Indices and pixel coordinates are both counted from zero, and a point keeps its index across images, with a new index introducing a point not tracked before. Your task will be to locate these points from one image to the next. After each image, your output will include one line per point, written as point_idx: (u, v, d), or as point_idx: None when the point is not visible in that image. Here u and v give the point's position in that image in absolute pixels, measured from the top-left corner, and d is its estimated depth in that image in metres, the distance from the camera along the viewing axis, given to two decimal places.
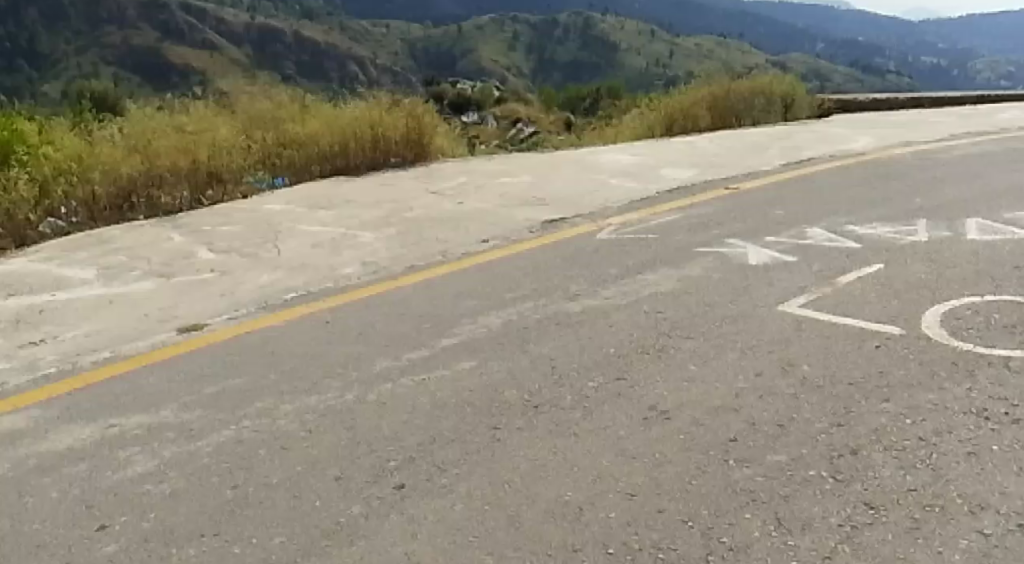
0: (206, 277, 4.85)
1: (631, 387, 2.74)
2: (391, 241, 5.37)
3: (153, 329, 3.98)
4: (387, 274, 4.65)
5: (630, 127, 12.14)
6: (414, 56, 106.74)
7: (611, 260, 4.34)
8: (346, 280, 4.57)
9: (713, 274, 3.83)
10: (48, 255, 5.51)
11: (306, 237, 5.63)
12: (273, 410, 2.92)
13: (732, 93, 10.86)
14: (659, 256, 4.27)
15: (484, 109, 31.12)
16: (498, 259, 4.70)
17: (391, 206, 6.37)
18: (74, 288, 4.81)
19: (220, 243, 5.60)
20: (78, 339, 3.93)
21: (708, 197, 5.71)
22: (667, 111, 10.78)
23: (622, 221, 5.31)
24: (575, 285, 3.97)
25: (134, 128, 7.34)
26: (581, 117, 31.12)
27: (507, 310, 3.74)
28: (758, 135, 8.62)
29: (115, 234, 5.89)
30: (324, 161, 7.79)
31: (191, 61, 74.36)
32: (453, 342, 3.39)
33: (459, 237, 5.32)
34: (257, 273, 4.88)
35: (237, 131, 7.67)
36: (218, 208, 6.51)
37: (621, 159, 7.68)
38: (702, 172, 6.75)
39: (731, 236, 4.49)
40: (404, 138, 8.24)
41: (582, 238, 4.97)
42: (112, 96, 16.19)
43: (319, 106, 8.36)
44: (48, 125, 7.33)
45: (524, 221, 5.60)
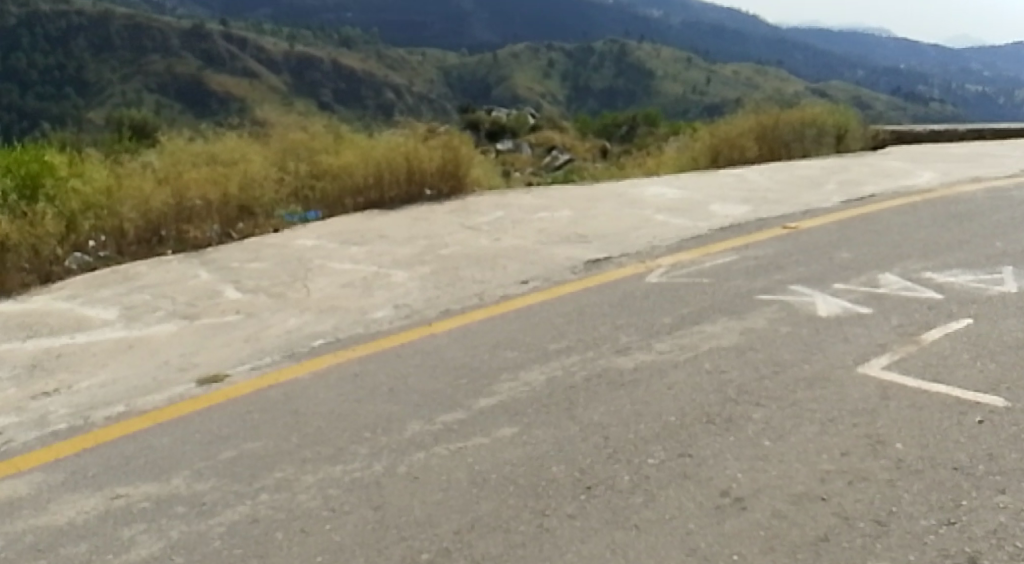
0: (231, 320, 4.61)
1: (699, 469, 2.40)
2: (425, 281, 5.10)
3: (170, 380, 3.72)
4: (420, 318, 4.37)
5: (673, 158, 11.87)
6: (451, 85, 107.61)
7: (664, 307, 4.05)
8: (377, 326, 4.30)
9: (781, 328, 3.55)
10: (72, 292, 5.32)
11: (338, 275, 5.39)
12: (294, 482, 2.62)
13: (781, 123, 10.50)
14: (719, 303, 3.99)
15: (520, 136, 31.02)
16: (541, 303, 4.40)
17: (427, 242, 6.11)
18: (94, 330, 4.58)
19: (248, 281, 5.38)
20: (93, 389, 3.68)
21: (765, 236, 5.38)
22: (712, 142, 10.50)
23: (674, 262, 4.99)
24: (624, 337, 3.67)
25: (167, 161, 7.18)
26: (620, 144, 30.89)
27: (551, 364, 3.43)
28: (811, 168, 8.25)
29: (141, 271, 5.69)
30: (358, 193, 7.57)
31: (232, 89, 75.54)
32: (493, 403, 3.07)
33: (498, 276, 5.04)
34: (284, 315, 4.63)
35: (270, 163, 7.50)
36: (248, 244, 6.31)
37: (668, 193, 7.38)
38: (755, 208, 6.42)
39: (796, 282, 4.23)
40: (440, 170, 7.99)
41: (631, 280, 4.67)
42: (152, 124, 16.30)
43: (355, 137, 8.15)
44: (78, 157, 7.20)
45: (566, 260, 5.30)
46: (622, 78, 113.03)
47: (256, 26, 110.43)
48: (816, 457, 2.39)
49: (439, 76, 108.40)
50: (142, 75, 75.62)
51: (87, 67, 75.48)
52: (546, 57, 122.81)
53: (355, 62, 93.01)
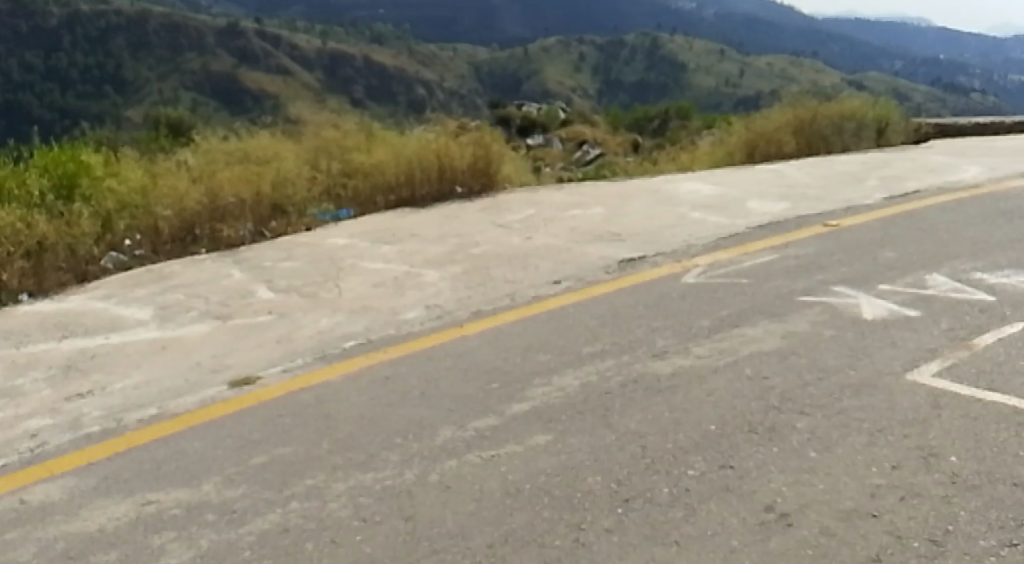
0: (264, 321, 4.59)
1: (741, 482, 2.33)
2: (457, 280, 5.05)
3: (202, 382, 3.69)
4: (452, 319, 4.32)
5: (707, 153, 11.72)
6: (482, 80, 107.59)
7: (701, 308, 3.96)
8: (408, 327, 4.25)
9: (825, 331, 3.49)
10: (107, 292, 5.34)
11: (369, 275, 5.35)
12: (324, 489, 2.57)
13: (820, 117, 10.30)
14: (759, 305, 3.91)
15: (550, 131, 30.87)
16: (575, 304, 4.32)
17: (458, 240, 6.06)
18: (128, 330, 4.58)
19: (281, 281, 5.36)
20: (126, 391, 3.66)
21: (804, 235, 5.25)
22: (748, 137, 10.34)
23: (711, 261, 4.89)
24: (661, 340, 3.59)
25: (199, 160, 7.20)
26: (651, 138, 30.63)
27: (585, 368, 3.36)
28: (851, 163, 8.07)
29: (175, 270, 5.70)
30: (390, 192, 7.53)
31: (266, 86, 76.18)
32: (526, 409, 3.00)
33: (530, 276, 4.97)
34: (316, 315, 4.59)
35: (302, 161, 7.50)
36: (281, 243, 6.31)
37: (703, 189, 7.25)
38: (794, 205, 6.28)
39: (838, 283, 4.15)
40: (471, 168, 7.92)
41: (667, 280, 4.58)
42: (184, 122, 16.42)
43: (386, 135, 8.12)
44: (113, 156, 7.24)
45: (600, 259, 5.22)
46: (654, 72, 112.15)
47: (288, 23, 111.13)
48: (865, 470, 2.33)
49: (470, 71, 108.39)
50: (178, 73, 76.49)
51: (125, 65, 76.49)
52: (578, 51, 122.17)
53: (386, 59, 93.34)
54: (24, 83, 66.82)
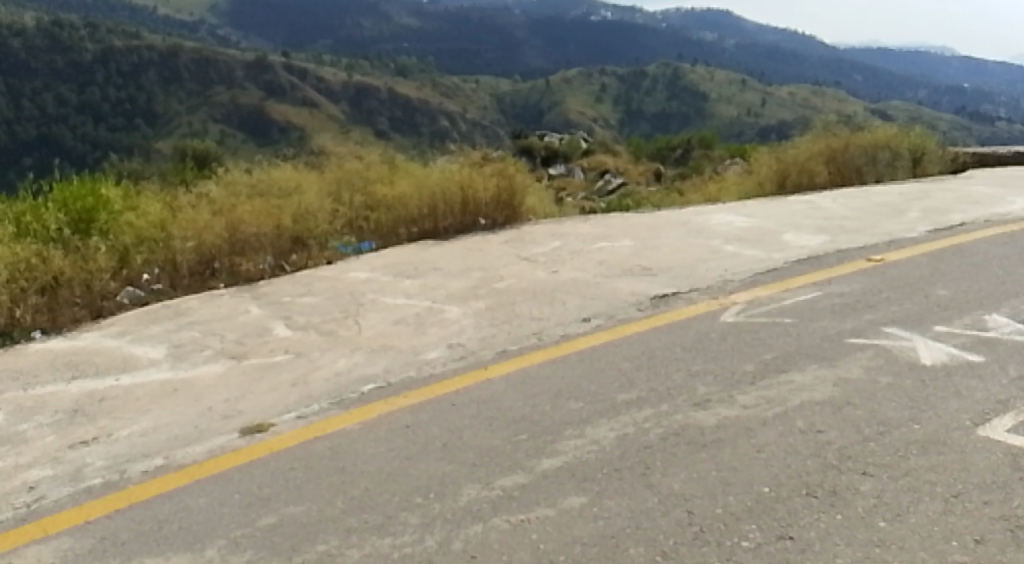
0: (280, 361, 4.39)
1: (803, 557, 2.08)
2: (482, 317, 4.83)
3: (213, 430, 3.48)
4: (477, 359, 4.09)
5: (734, 183, 11.48)
6: (505, 111, 108.10)
7: (744, 351, 3.73)
8: (430, 368, 4.02)
9: (882, 378, 3.28)
10: (120, 329, 5.17)
11: (390, 311, 5.15)
12: (337, 557, 2.34)
13: (853, 147, 10.03)
14: (808, 348, 3.69)
15: (572, 161, 30.70)
16: (606, 344, 4.08)
17: (482, 274, 5.85)
18: (140, 371, 4.39)
19: (299, 317, 5.17)
20: (132, 438, 3.46)
21: (848, 270, 5.00)
22: (780, 167, 10.11)
23: (751, 297, 4.64)
24: (703, 388, 3.36)
25: (220, 193, 7.06)
26: (675, 168, 30.36)
27: (620, 418, 3.13)
28: (889, 194, 7.79)
29: (192, 306, 5.54)
30: (412, 224, 7.33)
31: (293, 117, 76.97)
32: (558, 465, 2.76)
33: (558, 313, 4.73)
34: (334, 355, 4.38)
35: (324, 194, 7.35)
36: (300, 276, 6.13)
37: (735, 221, 7.00)
38: (834, 237, 6.02)
39: (890, 323, 3.94)
40: (495, 200, 7.69)
41: (705, 318, 4.34)
42: (207, 155, 16.39)
43: (409, 166, 7.96)
44: (132, 189, 7.12)
45: (631, 294, 4.98)
46: (676, 101, 112.26)
47: (314, 57, 112.65)
48: (944, 544, 2.09)
49: (493, 102, 109.11)
50: (207, 105, 77.58)
51: (154, 99, 77.72)
52: (600, 82, 122.71)
53: (410, 90, 94.18)
54: (57, 117, 68.16)
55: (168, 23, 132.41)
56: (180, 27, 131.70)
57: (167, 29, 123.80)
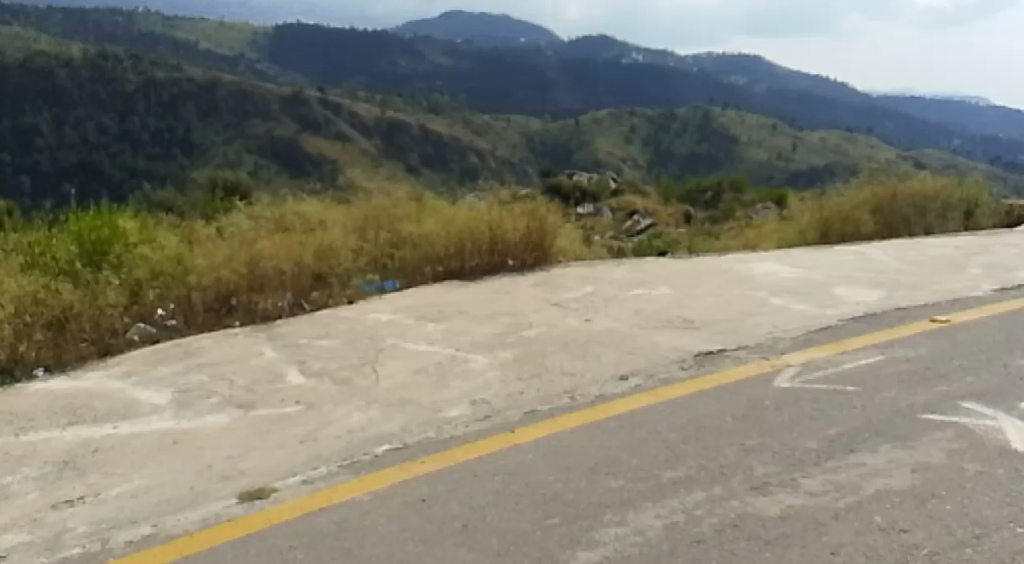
0: (290, 412, 4.03)
1: None
2: (509, 369, 4.46)
3: (209, 492, 3.12)
4: (502, 419, 3.71)
5: (773, 230, 11.08)
6: (535, 149, 108.49)
7: (805, 426, 3.33)
8: (452, 428, 3.63)
9: (970, 466, 2.88)
10: (125, 369, 4.85)
11: (410, 358, 4.80)
12: None
13: (901, 197, 9.59)
14: (877, 425, 3.30)
15: (600, 200, 30.35)
16: (647, 409, 3.69)
17: (509, 320, 5.49)
18: (140, 418, 4.06)
19: (314, 363, 4.83)
20: (122, 499, 3.10)
21: (910, 333, 4.61)
22: (824, 216, 9.70)
23: (806, 359, 4.26)
24: (760, 468, 2.97)
25: (241, 227, 6.81)
26: (705, 210, 29.89)
27: (666, 502, 2.74)
28: (945, 248, 7.35)
29: (204, 346, 5.23)
30: (438, 263, 6.98)
31: (326, 150, 77.68)
32: (595, 560, 2.38)
33: (593, 369, 4.34)
34: (348, 408, 4.03)
35: (349, 233, 7.06)
36: (319, 317, 5.82)
37: (781, 271, 6.61)
38: (890, 293, 5.62)
39: (969, 400, 3.55)
40: (525, 240, 7.29)
41: (756, 382, 3.95)
42: (235, 186, 16.25)
43: (437, 204, 7.67)
44: (150, 220, 6.87)
45: (673, 349, 4.60)
46: (707, 143, 112.03)
47: (348, 92, 114.24)
48: None
49: (524, 140, 109.55)
50: (241, 136, 78.56)
51: (192, 129, 79.00)
52: (630, 121, 122.87)
53: (441, 126, 94.82)
54: (98, 144, 69.48)
55: (208, 57, 135.06)
56: (220, 60, 134.39)
57: (207, 62, 126.47)
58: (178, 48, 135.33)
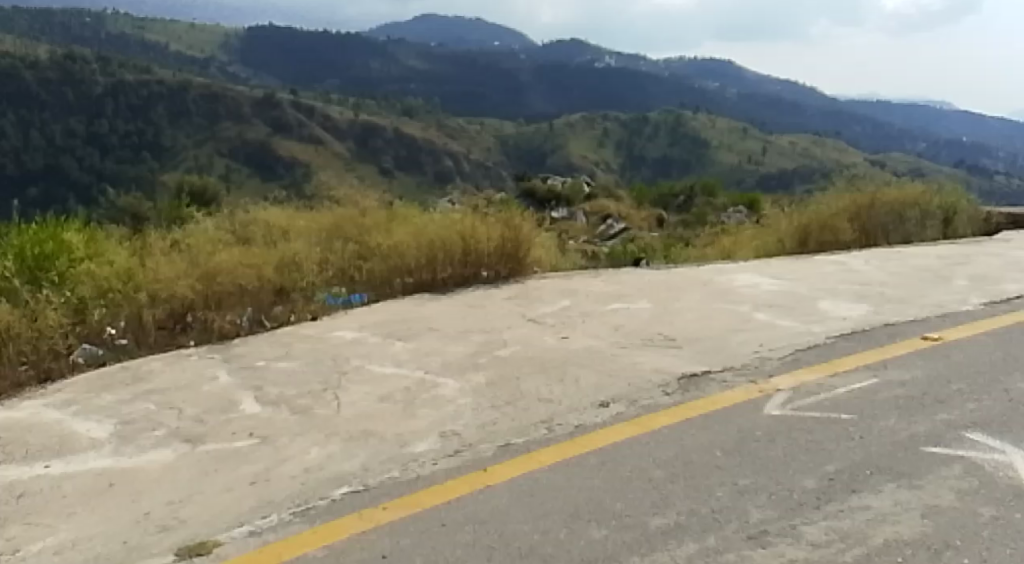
0: (241, 447, 3.71)
1: None
2: (481, 395, 4.16)
3: (144, 547, 2.79)
4: (473, 454, 3.41)
5: (749, 238, 10.87)
6: (508, 152, 108.27)
7: (803, 462, 3.07)
8: (418, 466, 3.33)
9: (985, 510, 2.64)
10: (67, 397, 4.49)
11: (375, 382, 4.48)
12: None
13: (879, 204, 9.43)
14: (878, 461, 3.05)
15: (574, 204, 30.10)
16: (630, 441, 3.40)
17: (482, 338, 5.19)
18: (76, 456, 3.71)
19: (272, 388, 4.50)
20: (42, 558, 2.75)
21: (903, 352, 4.38)
22: (802, 224, 9.50)
23: (797, 382, 4.00)
24: (756, 513, 2.69)
25: (198, 239, 6.44)
26: (678, 214, 29.84)
27: (654, 557, 2.46)
28: (929, 258, 7.15)
29: (153, 370, 4.87)
30: (407, 274, 6.61)
31: (297, 153, 76.87)
32: None
33: (571, 394, 4.05)
34: (307, 442, 3.71)
35: (313, 245, 6.71)
36: (279, 336, 5.47)
37: (762, 283, 6.37)
38: (877, 307, 5.41)
39: (974, 431, 3.31)
40: (499, 251, 6.93)
41: (745, 409, 3.69)
42: (200, 192, 15.73)
43: (407, 214, 7.35)
44: (100, 233, 6.48)
45: (655, 371, 4.33)
46: (678, 147, 112.46)
47: (319, 95, 113.43)
48: None
49: (497, 143, 109.32)
50: (212, 140, 77.51)
51: (162, 132, 77.78)
52: (602, 124, 122.78)
53: (414, 128, 94.23)
54: (65, 147, 68.12)
55: (178, 59, 133.11)
56: (189, 63, 132.70)
57: (176, 64, 124.96)
58: (147, 50, 133.36)
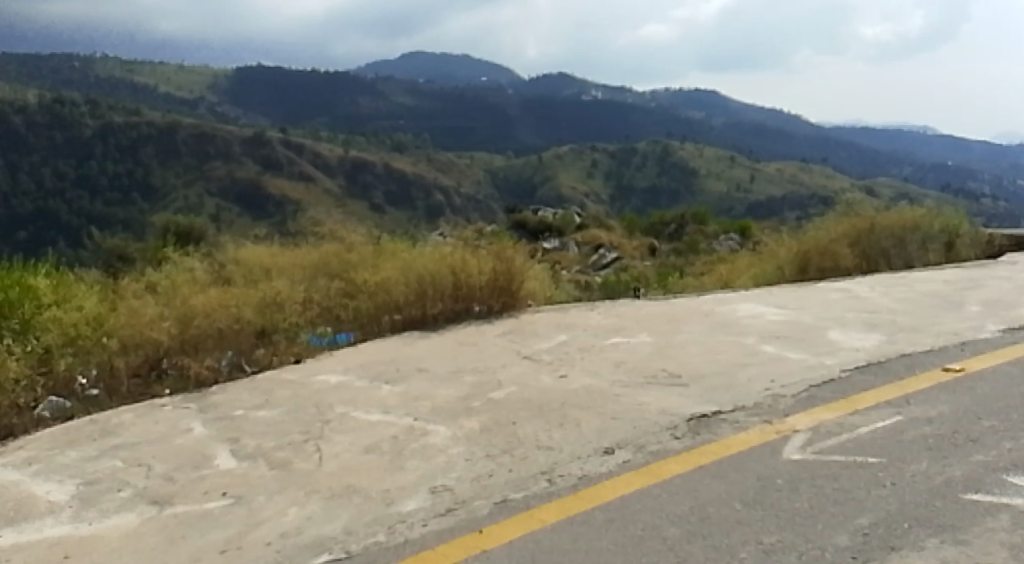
0: (213, 509, 3.39)
1: None
2: (474, 443, 3.85)
3: None
4: (468, 513, 3.10)
5: (746, 266, 10.64)
6: (498, 185, 108.48)
7: (834, 516, 2.77)
8: (408, 528, 3.01)
9: None
10: (27, 455, 4.16)
11: (361, 431, 4.17)
12: None
13: (879, 229, 9.23)
14: (916, 513, 2.75)
15: (565, 235, 29.89)
16: (640, 494, 3.10)
17: (475, 379, 4.89)
18: (32, 523, 3.39)
19: (250, 440, 4.19)
20: None
21: (926, 386, 4.10)
22: (801, 250, 9.27)
23: (816, 422, 3.71)
24: None
25: (174, 281, 6.15)
26: (670, 242, 29.66)
27: None
28: (937, 284, 6.89)
29: (123, 422, 4.54)
30: (396, 311, 6.30)
31: (287, 191, 76.75)
32: None
33: (573, 440, 3.74)
34: (285, 501, 3.39)
35: (296, 284, 6.41)
36: (259, 381, 5.16)
37: (766, 313, 6.09)
38: (890, 337, 5.14)
39: (1015, 475, 3.01)
40: (491, 284, 6.63)
41: (763, 453, 3.39)
42: (185, 232, 15.40)
43: (395, 248, 7.07)
44: (70, 277, 6.19)
45: (662, 412, 4.03)
46: (667, 176, 112.95)
47: (309, 133, 113.63)
48: None
49: (487, 177, 109.57)
50: (201, 179, 77.36)
51: (151, 172, 77.58)
52: (591, 155, 123.24)
53: (403, 164, 94.40)
54: (54, 190, 67.73)
55: (166, 100, 133.27)
56: (178, 104, 133.02)
57: (164, 104, 125.24)
58: (136, 93, 133.46)
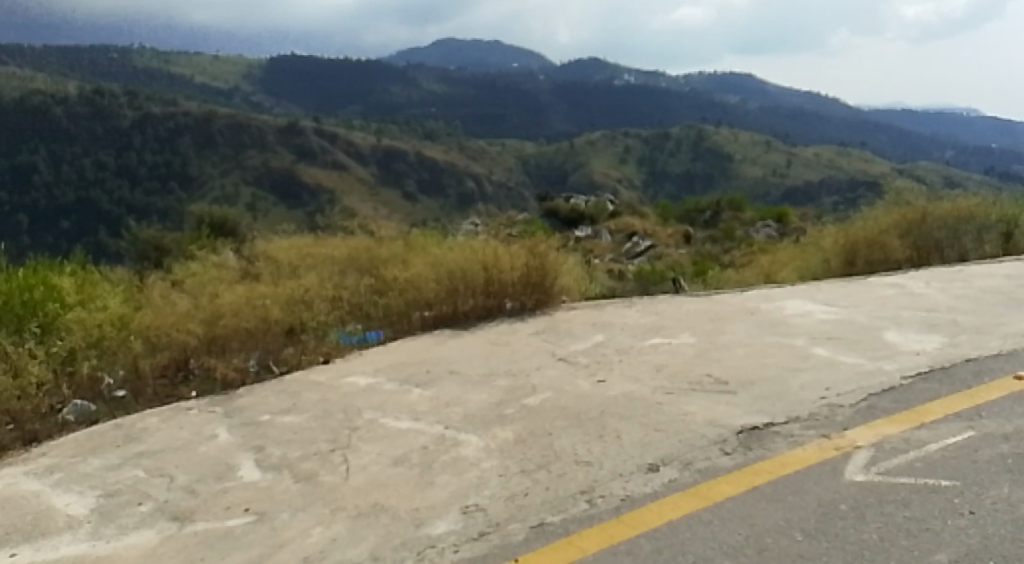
0: (235, 527, 3.20)
1: None
2: (509, 455, 3.62)
3: None
4: (501, 539, 2.87)
5: (788, 258, 10.28)
6: (532, 172, 108.02)
7: (908, 551, 2.49)
8: (439, 555, 2.79)
9: None
10: (48, 463, 4.01)
11: (390, 440, 3.96)
12: None
13: (931, 219, 8.83)
14: (999, 549, 2.47)
15: (598, 222, 29.49)
16: (690, 520, 2.84)
17: (509, 383, 4.66)
18: (48, 540, 3.23)
19: (275, 449, 4.00)
20: None
21: (996, 397, 3.78)
22: (848, 241, 8.90)
23: (880, 437, 3.42)
24: None
25: (199, 281, 6.00)
26: (706, 229, 29.16)
27: None
28: (998, 279, 6.52)
29: (147, 427, 4.37)
30: (427, 307, 6.05)
31: (321, 179, 77.02)
32: None
33: (614, 454, 3.49)
34: (309, 519, 3.19)
35: (324, 281, 6.21)
36: (285, 382, 4.97)
37: (816, 311, 5.78)
38: (951, 339, 4.82)
39: None
40: (524, 280, 6.31)
41: (824, 474, 3.11)
42: (215, 223, 15.26)
43: (424, 242, 6.85)
44: (94, 276, 6.05)
45: (710, 423, 3.76)
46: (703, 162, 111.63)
47: (342, 121, 113.96)
48: None
49: (519, 165, 109.10)
50: (237, 169, 77.87)
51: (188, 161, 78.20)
52: (624, 141, 122.10)
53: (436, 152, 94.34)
54: (95, 180, 68.48)
55: (202, 90, 134.24)
56: (213, 94, 133.95)
57: (200, 93, 126.19)
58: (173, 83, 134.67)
